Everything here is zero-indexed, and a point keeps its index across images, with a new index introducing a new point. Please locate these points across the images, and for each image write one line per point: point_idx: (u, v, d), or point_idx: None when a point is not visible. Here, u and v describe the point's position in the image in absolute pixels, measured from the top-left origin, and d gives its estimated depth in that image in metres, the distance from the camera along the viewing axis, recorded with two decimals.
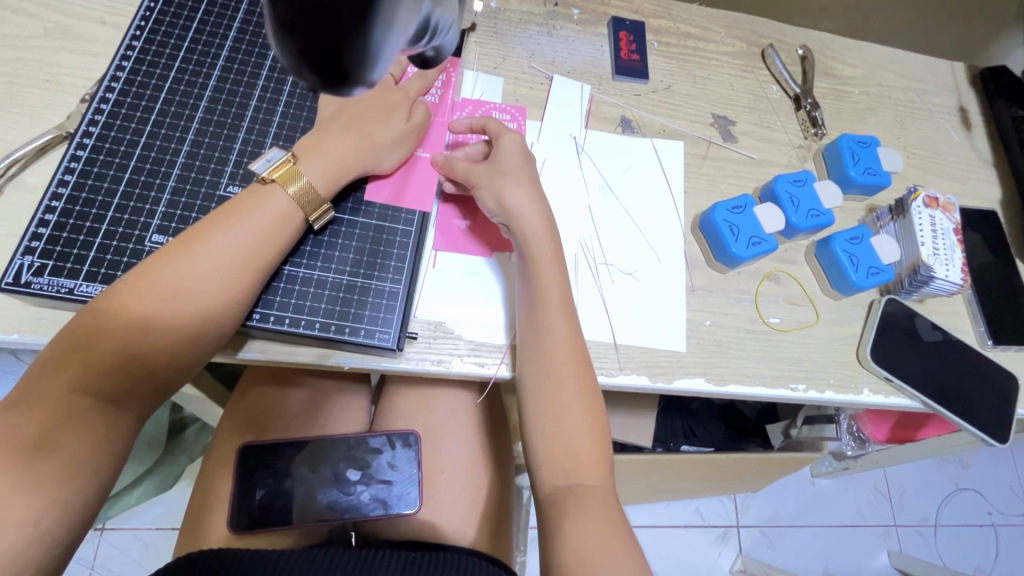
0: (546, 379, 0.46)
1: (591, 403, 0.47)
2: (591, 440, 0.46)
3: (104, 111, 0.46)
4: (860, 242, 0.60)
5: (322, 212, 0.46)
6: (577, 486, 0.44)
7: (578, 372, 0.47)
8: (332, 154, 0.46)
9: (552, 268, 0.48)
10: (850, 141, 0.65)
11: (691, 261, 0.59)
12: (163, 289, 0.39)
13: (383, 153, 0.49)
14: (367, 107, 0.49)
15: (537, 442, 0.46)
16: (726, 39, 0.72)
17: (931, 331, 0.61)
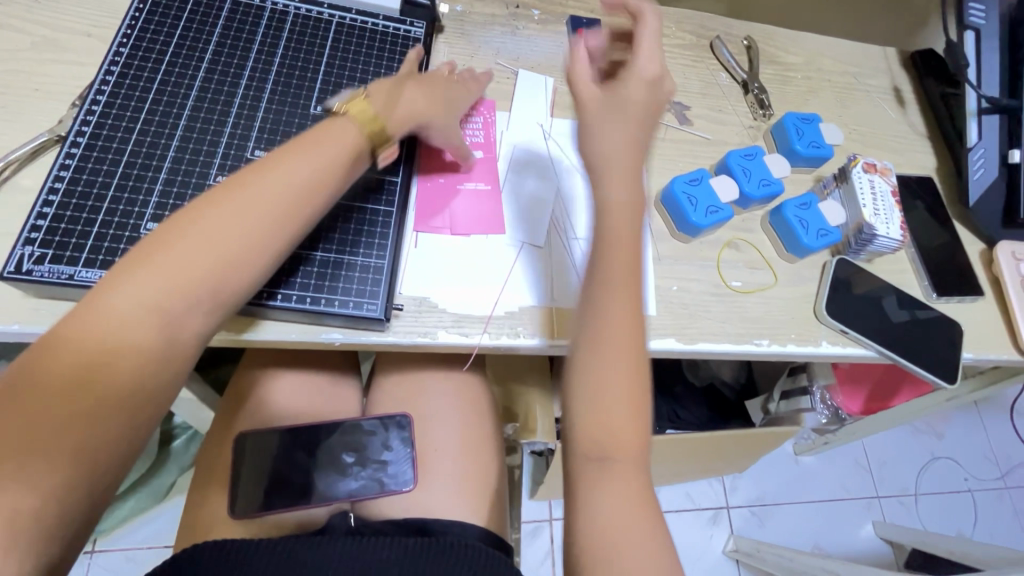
0: (606, 316, 0.44)
1: (636, 347, 0.44)
2: (632, 412, 0.42)
3: (96, 112, 0.48)
4: (809, 207, 0.65)
5: (388, 149, 0.51)
6: (609, 458, 0.41)
7: (632, 305, 0.44)
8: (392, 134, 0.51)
9: (625, 189, 0.46)
10: (794, 118, 0.70)
11: (655, 233, 0.63)
12: (223, 220, 0.41)
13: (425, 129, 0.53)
14: (430, 97, 0.55)
15: (573, 387, 0.43)
16: (676, 33, 0.77)
17: (899, 311, 0.66)
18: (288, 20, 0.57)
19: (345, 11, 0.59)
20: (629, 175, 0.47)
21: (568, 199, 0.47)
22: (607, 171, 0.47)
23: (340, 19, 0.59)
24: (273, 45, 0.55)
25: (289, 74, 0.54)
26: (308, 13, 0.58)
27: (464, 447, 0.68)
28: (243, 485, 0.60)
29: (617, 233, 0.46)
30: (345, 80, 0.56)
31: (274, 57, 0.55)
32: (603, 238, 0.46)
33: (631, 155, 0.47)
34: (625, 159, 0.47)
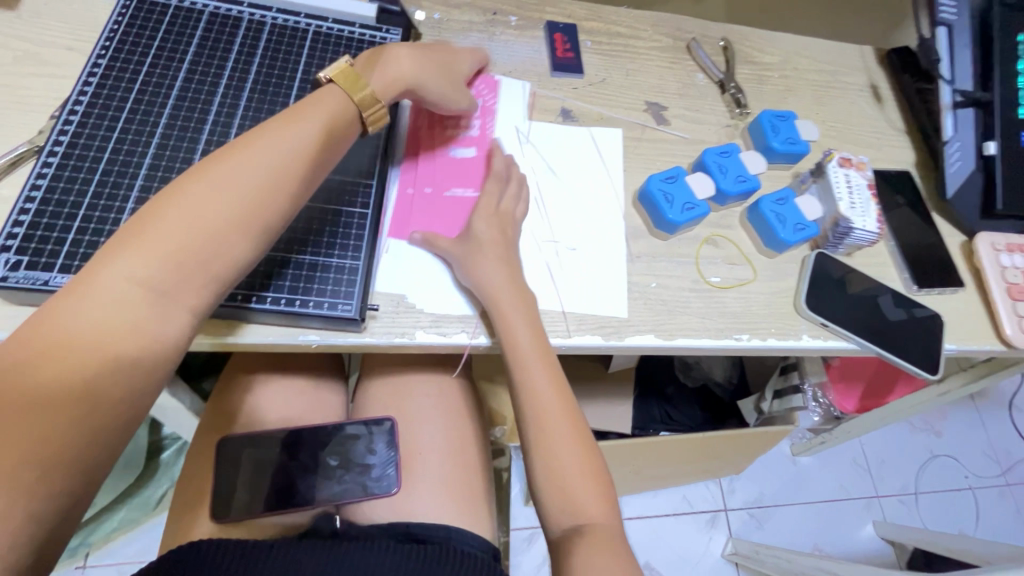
0: (541, 428, 0.51)
1: (575, 427, 0.51)
2: (591, 483, 0.49)
3: (73, 122, 0.49)
4: (786, 203, 0.66)
5: (376, 111, 0.52)
6: (582, 526, 0.48)
7: (562, 403, 0.51)
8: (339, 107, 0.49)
9: (525, 322, 0.52)
10: (771, 115, 0.71)
11: (634, 231, 0.63)
12: (201, 198, 0.40)
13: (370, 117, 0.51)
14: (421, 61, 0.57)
15: (537, 478, 0.50)
16: (654, 36, 0.79)
17: (896, 310, 0.66)
18: (265, 30, 0.58)
19: (321, 20, 0.60)
20: (520, 298, 0.53)
21: (501, 278, 0.53)
22: (507, 312, 0.52)
23: (317, 27, 0.60)
24: (250, 54, 0.56)
25: (265, 82, 0.55)
26: (285, 23, 0.59)
27: (448, 449, 0.68)
28: (227, 491, 0.60)
29: (520, 336, 0.52)
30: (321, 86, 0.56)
31: (251, 66, 0.56)
32: (516, 356, 0.52)
33: (505, 275, 0.53)
34: (507, 282, 0.53)
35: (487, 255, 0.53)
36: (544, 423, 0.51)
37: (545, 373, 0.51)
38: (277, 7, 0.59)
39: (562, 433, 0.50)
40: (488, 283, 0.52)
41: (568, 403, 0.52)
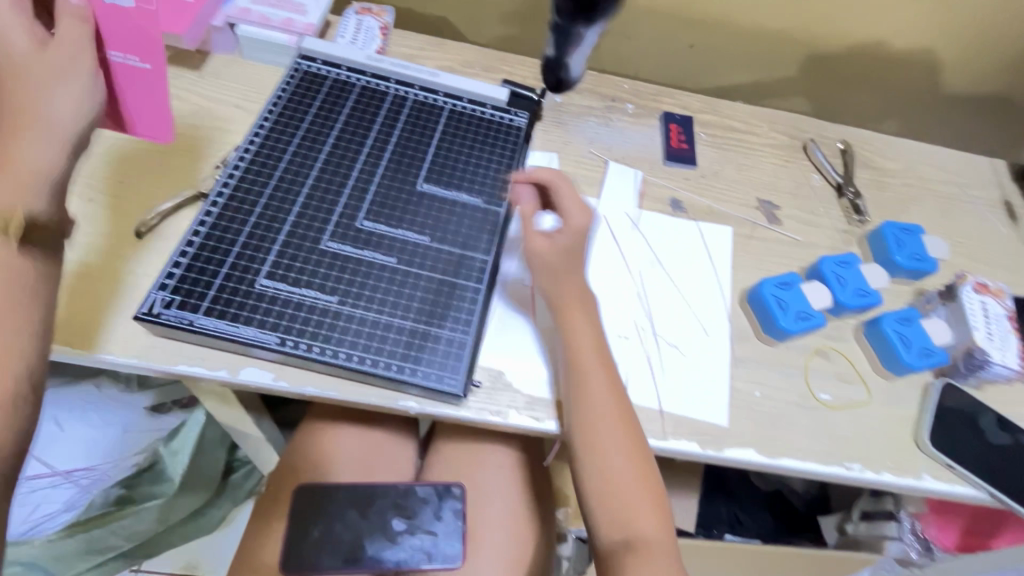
0: (608, 484, 0.50)
1: (647, 476, 0.50)
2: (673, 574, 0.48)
3: (235, 176, 0.54)
4: (910, 323, 0.61)
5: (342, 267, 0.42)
6: None
7: (636, 457, 0.50)
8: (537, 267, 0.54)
9: (588, 332, 0.52)
10: (894, 227, 0.67)
11: (740, 333, 0.61)
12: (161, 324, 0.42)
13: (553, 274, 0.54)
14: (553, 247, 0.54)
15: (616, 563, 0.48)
16: (769, 133, 0.78)
17: (1000, 433, 0.59)
18: (406, 105, 0.63)
19: (457, 99, 0.64)
20: (582, 304, 0.53)
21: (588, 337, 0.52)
22: (587, 379, 0.51)
23: (452, 105, 0.64)
24: (391, 127, 0.61)
25: (401, 153, 0.59)
26: (424, 100, 0.64)
27: (515, 530, 0.67)
28: (298, 539, 0.61)
29: (587, 371, 0.51)
30: (451, 162, 0.60)
31: (391, 138, 0.60)
32: (590, 433, 0.50)
33: (575, 283, 0.54)
34: (572, 288, 0.53)
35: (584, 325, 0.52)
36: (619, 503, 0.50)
37: (623, 453, 0.50)
38: (419, 84, 0.64)
39: (641, 514, 0.50)
40: (578, 351, 0.52)
41: (648, 489, 0.50)
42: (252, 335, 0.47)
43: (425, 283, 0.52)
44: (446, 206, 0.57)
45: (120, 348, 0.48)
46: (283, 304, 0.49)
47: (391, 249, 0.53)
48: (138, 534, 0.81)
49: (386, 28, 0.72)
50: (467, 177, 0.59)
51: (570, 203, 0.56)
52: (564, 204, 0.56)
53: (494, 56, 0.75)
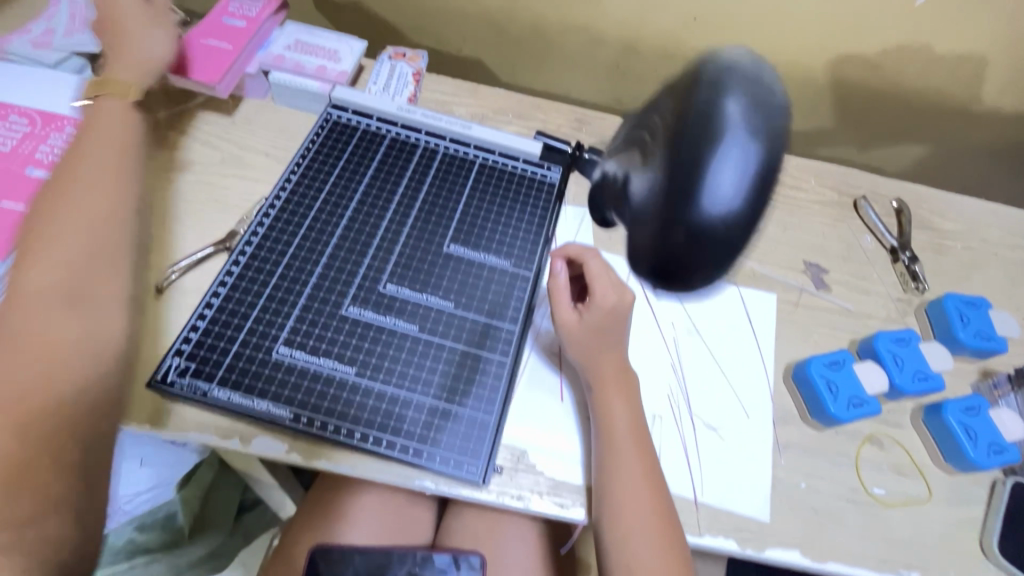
0: None
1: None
2: None
3: (258, 234, 0.53)
4: (976, 413, 0.55)
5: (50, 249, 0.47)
6: None
7: (666, 555, 0.46)
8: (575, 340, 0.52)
9: (625, 415, 0.50)
10: (958, 300, 0.62)
11: (784, 414, 0.56)
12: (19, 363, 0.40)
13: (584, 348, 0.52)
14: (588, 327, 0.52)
15: None
16: (817, 188, 0.73)
17: None
18: (435, 159, 0.61)
19: (488, 152, 0.62)
20: (619, 383, 0.51)
21: (623, 417, 0.50)
22: (621, 462, 0.48)
23: (483, 159, 0.62)
24: (419, 182, 0.59)
25: (428, 211, 0.57)
26: (455, 153, 0.62)
27: None
28: None
29: (620, 453, 0.48)
30: (480, 221, 0.57)
31: (419, 194, 0.58)
32: (622, 518, 0.47)
33: (610, 360, 0.51)
34: (609, 365, 0.51)
35: (619, 407, 0.50)
36: None
37: (653, 548, 0.46)
38: (450, 136, 0.62)
39: None
40: (613, 428, 0.49)
41: None
42: (265, 409, 0.45)
43: (448, 353, 0.49)
44: (472, 270, 0.54)
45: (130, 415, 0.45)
46: (299, 374, 0.47)
47: (414, 316, 0.51)
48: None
49: (420, 74, 0.70)
50: (495, 237, 0.57)
51: (602, 279, 0.53)
52: (595, 281, 0.53)
53: (528, 103, 0.72)
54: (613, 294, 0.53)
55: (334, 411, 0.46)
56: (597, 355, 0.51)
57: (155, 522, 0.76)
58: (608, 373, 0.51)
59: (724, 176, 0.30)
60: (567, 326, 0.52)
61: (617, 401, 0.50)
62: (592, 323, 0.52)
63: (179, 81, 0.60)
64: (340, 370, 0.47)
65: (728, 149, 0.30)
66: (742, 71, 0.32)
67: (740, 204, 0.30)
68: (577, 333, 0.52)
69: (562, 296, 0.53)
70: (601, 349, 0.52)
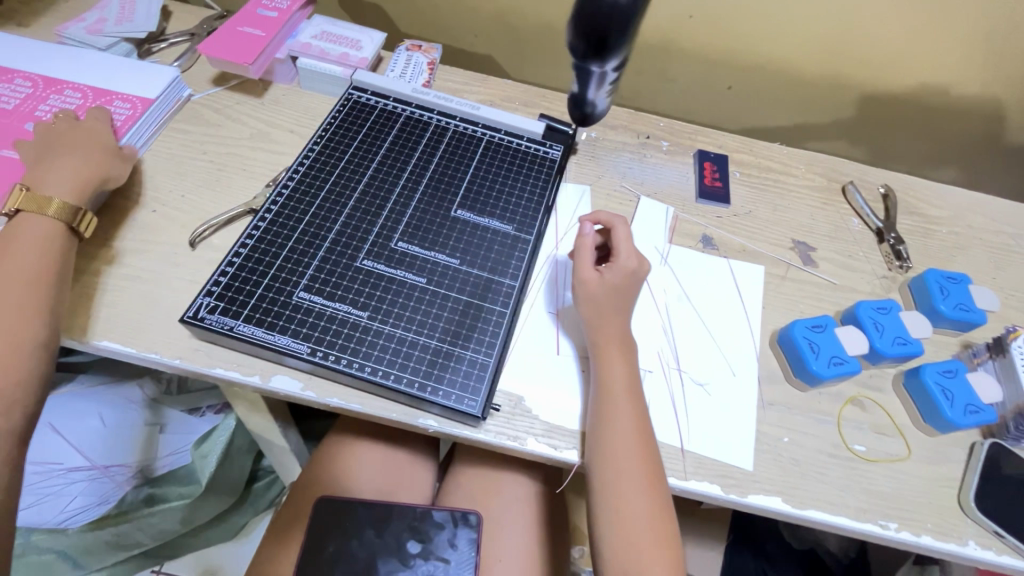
0: (620, 528, 0.49)
1: (661, 526, 0.49)
2: None
3: (284, 194, 0.58)
4: (954, 377, 0.58)
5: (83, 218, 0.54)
6: None
7: (652, 502, 0.49)
8: (591, 297, 0.56)
9: (623, 370, 0.53)
10: (939, 275, 0.65)
11: (769, 375, 0.59)
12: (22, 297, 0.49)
13: (602, 302, 0.55)
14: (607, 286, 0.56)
15: None
16: (806, 175, 0.77)
17: None
18: (446, 135, 0.66)
19: (495, 131, 0.67)
20: (620, 344, 0.54)
21: (617, 368, 0.53)
22: (613, 409, 0.51)
23: (490, 137, 0.67)
24: (430, 155, 0.64)
25: (439, 179, 0.62)
26: (464, 130, 0.67)
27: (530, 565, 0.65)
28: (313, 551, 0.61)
29: (612, 402, 0.51)
30: (486, 190, 0.62)
31: (430, 164, 0.63)
32: (611, 461, 0.49)
33: (615, 322, 0.55)
34: (614, 327, 0.55)
35: (614, 361, 0.53)
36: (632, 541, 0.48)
37: (639, 490, 0.49)
38: (460, 117, 0.68)
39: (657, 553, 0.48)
40: (607, 378, 0.53)
41: (662, 529, 0.49)
42: (285, 345, 0.50)
43: (452, 304, 0.54)
44: (478, 232, 0.59)
45: (165, 349, 0.51)
46: (317, 316, 0.51)
47: (423, 270, 0.55)
48: (163, 534, 0.82)
49: (433, 64, 0.76)
50: (500, 205, 0.61)
51: (624, 246, 0.58)
52: (619, 246, 0.58)
53: (534, 92, 0.78)
54: (631, 259, 0.57)
55: (347, 349, 0.50)
56: (600, 311, 0.55)
57: (173, 480, 0.81)
58: (605, 327, 0.55)
59: None
60: (585, 286, 0.56)
61: (614, 356, 0.54)
62: (613, 280, 0.56)
63: (216, 62, 0.67)
64: (355, 314, 0.52)
65: None
66: None
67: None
68: (599, 290, 0.56)
69: (587, 254, 0.57)
70: (615, 307, 0.55)
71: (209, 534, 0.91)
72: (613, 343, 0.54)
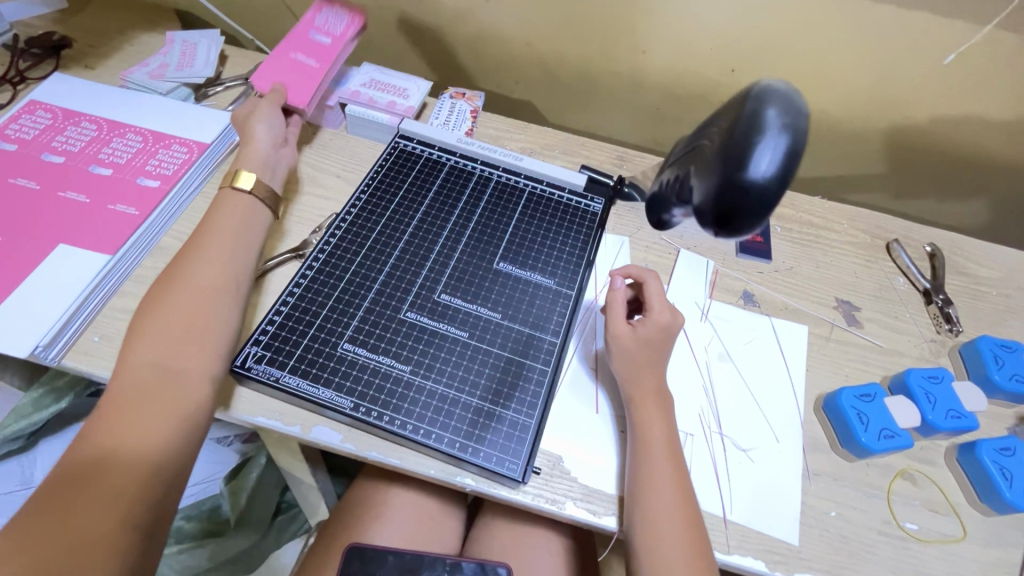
0: None
1: None
2: None
3: (331, 242, 0.59)
4: (1012, 454, 0.56)
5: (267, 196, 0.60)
6: None
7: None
8: (625, 354, 0.55)
9: (662, 433, 0.52)
10: (992, 343, 0.63)
11: (815, 443, 0.57)
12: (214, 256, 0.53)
13: (634, 358, 0.55)
14: (640, 342, 0.55)
15: None
16: (849, 230, 0.76)
17: None
18: (489, 185, 0.67)
19: (538, 182, 0.68)
20: (659, 403, 0.53)
21: (659, 434, 0.52)
22: (657, 477, 0.50)
23: (532, 188, 0.68)
24: (473, 205, 0.65)
25: (481, 230, 0.63)
26: (507, 181, 0.68)
27: None
28: None
29: (654, 469, 0.50)
30: (527, 242, 0.63)
31: (473, 215, 0.64)
32: (655, 531, 0.48)
33: (651, 377, 0.54)
34: (649, 381, 0.54)
35: (655, 424, 0.52)
36: None
37: (684, 565, 0.47)
38: (503, 167, 0.68)
39: None
40: (648, 442, 0.51)
41: None
42: (329, 397, 0.50)
43: (492, 360, 0.54)
44: (519, 286, 0.59)
45: None
46: (360, 368, 0.51)
47: (464, 323, 0.55)
48: (189, 569, 0.83)
49: (476, 111, 0.78)
50: (541, 258, 0.62)
51: (657, 298, 0.58)
52: (652, 298, 0.58)
53: (574, 140, 0.79)
54: (662, 313, 0.57)
55: (389, 403, 0.50)
56: (640, 370, 0.54)
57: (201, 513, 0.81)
58: (646, 388, 0.54)
59: (765, 158, 0.39)
60: (619, 343, 0.56)
61: (654, 418, 0.53)
62: (643, 334, 0.56)
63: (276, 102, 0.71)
64: (397, 368, 0.52)
65: (771, 139, 0.39)
66: (780, 92, 0.40)
67: (777, 177, 0.39)
68: (630, 344, 0.55)
69: (616, 308, 0.57)
70: (649, 364, 0.55)
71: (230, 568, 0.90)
72: (654, 404, 0.53)
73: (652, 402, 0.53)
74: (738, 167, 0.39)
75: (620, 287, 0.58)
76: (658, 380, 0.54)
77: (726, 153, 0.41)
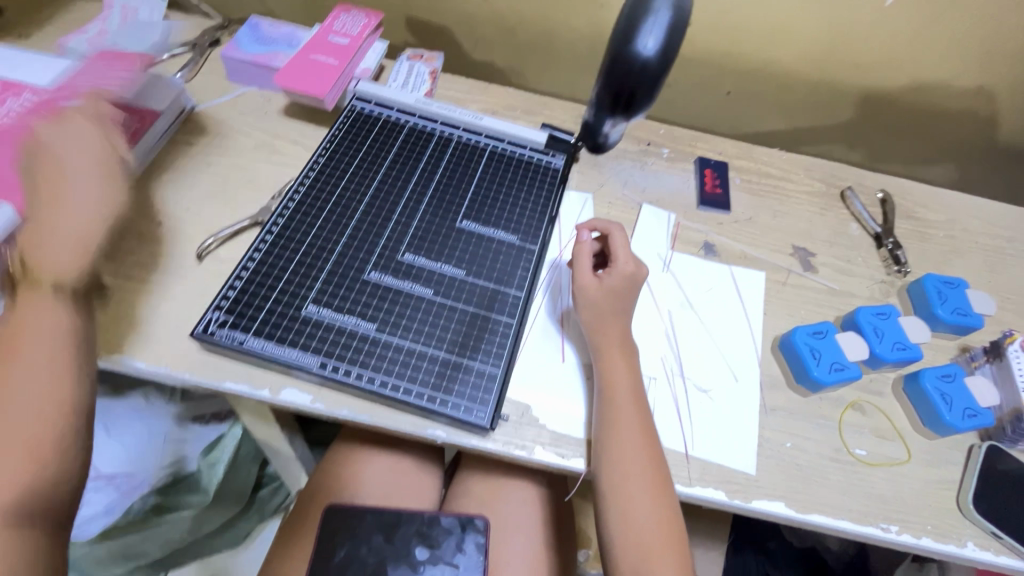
0: (627, 528, 0.50)
1: (667, 528, 0.50)
2: None
3: (290, 207, 0.59)
4: (952, 380, 0.59)
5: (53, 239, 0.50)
6: None
7: (658, 505, 0.50)
8: (592, 304, 0.56)
9: (627, 376, 0.54)
10: (936, 281, 0.66)
11: (771, 380, 0.60)
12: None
13: (602, 308, 0.56)
14: (606, 292, 0.57)
15: None
16: (805, 180, 0.78)
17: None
18: (450, 145, 0.67)
19: (498, 141, 0.68)
20: (623, 349, 0.55)
21: (624, 376, 0.54)
22: (622, 417, 0.52)
23: (493, 147, 0.68)
24: (434, 166, 0.64)
25: (444, 190, 0.63)
26: (468, 140, 0.67)
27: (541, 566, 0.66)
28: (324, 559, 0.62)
29: (620, 410, 0.52)
30: (489, 200, 0.63)
31: (435, 176, 0.64)
32: (621, 467, 0.50)
33: (617, 325, 0.56)
34: (615, 329, 0.55)
35: (621, 368, 0.54)
36: (638, 540, 0.49)
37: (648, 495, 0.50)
38: (463, 126, 0.68)
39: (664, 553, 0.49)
40: (613, 384, 0.53)
41: (667, 531, 0.50)
42: (294, 357, 0.50)
43: (457, 314, 0.54)
44: (483, 243, 0.60)
45: (175, 364, 0.52)
46: (325, 328, 0.52)
47: (430, 281, 0.56)
48: (170, 543, 0.84)
49: (435, 73, 0.77)
50: (503, 215, 0.62)
51: (621, 250, 0.59)
52: (617, 251, 0.59)
53: (535, 100, 0.78)
54: (625, 263, 0.58)
55: (357, 360, 0.51)
56: (606, 318, 0.56)
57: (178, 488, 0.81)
58: (609, 334, 0.55)
59: (649, 36, 0.52)
60: (584, 292, 0.57)
61: (620, 362, 0.54)
62: (607, 284, 0.57)
63: (233, 62, 0.70)
64: (364, 326, 0.52)
65: (653, 21, 0.52)
66: None
67: (658, 52, 0.52)
68: (596, 296, 0.56)
69: (583, 261, 0.58)
70: (614, 313, 0.56)
71: (214, 542, 0.91)
72: (616, 348, 0.55)
73: (615, 346, 0.55)
74: (626, 43, 0.53)
75: (585, 239, 0.59)
76: (622, 328, 0.56)
77: (621, 36, 0.53)
